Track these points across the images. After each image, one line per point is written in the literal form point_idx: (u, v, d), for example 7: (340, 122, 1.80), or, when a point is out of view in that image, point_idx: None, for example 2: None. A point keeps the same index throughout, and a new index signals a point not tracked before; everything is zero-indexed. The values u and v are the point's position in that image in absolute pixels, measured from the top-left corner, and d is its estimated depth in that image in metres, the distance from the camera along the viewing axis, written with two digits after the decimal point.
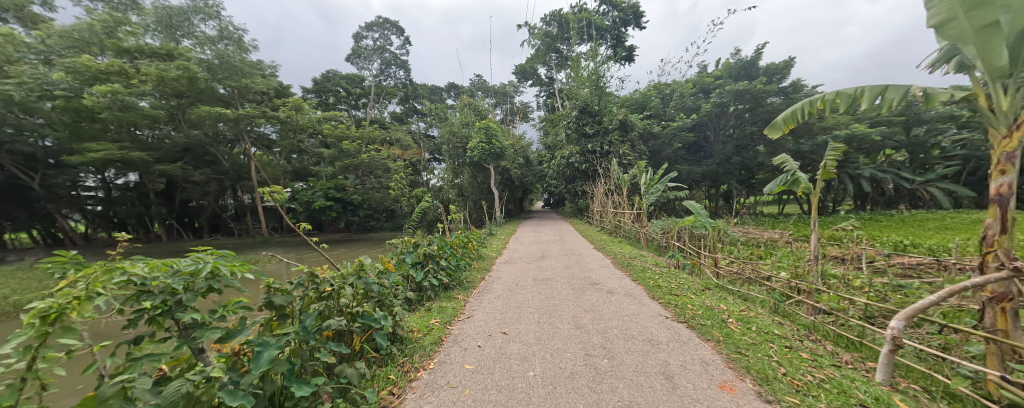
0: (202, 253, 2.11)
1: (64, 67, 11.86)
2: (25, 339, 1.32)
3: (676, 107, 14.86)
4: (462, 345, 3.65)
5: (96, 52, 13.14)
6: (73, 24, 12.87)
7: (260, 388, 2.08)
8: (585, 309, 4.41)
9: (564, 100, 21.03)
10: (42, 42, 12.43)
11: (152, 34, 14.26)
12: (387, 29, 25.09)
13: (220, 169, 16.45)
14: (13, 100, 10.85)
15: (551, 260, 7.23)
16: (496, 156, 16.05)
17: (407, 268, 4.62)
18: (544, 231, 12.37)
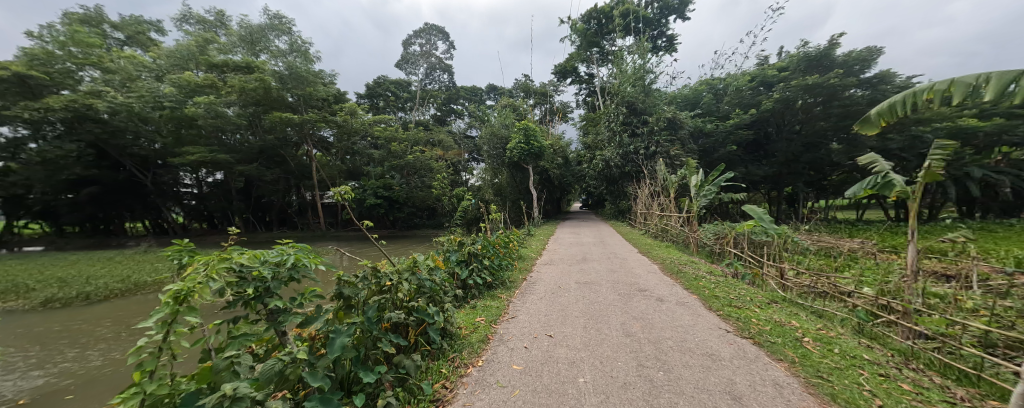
0: (285, 246, 2.36)
1: (172, 82, 14.39)
2: (162, 315, 1.57)
3: (729, 102, 13.60)
4: (509, 345, 3.68)
5: (193, 67, 15.84)
6: (177, 46, 15.68)
7: (333, 372, 2.28)
8: (634, 316, 4.21)
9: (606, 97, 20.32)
10: (155, 62, 15.49)
11: (237, 50, 16.76)
12: (433, 35, 26.29)
13: (289, 170, 18.32)
14: (134, 111, 13.31)
15: (592, 263, 7.03)
16: (535, 156, 15.99)
17: (452, 265, 4.76)
18: (582, 232, 12.06)
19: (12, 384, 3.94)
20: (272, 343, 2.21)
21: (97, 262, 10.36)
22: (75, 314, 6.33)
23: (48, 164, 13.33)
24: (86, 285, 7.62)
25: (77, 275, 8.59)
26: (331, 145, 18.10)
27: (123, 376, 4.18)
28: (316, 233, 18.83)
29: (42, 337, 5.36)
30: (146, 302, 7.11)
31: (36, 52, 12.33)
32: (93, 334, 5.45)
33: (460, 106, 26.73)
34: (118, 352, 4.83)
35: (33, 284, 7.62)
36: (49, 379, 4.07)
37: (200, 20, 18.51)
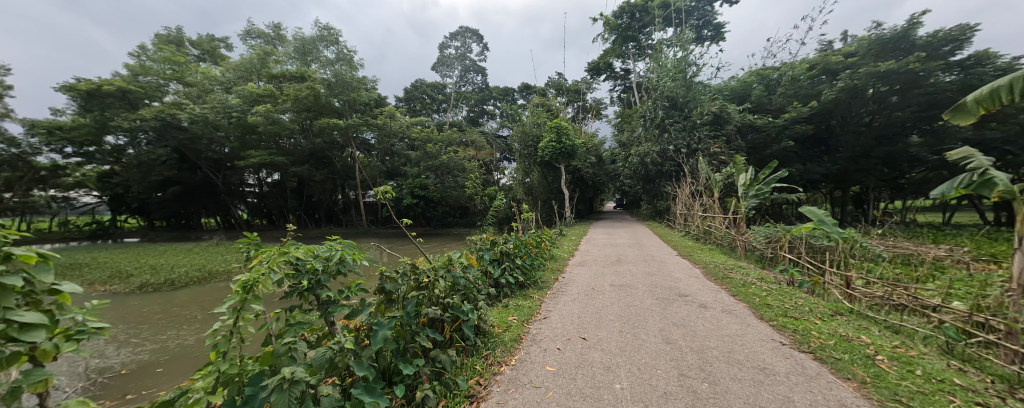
0: (333, 241, 2.48)
1: (239, 94, 16.11)
2: (232, 303, 1.70)
3: (783, 93, 12.49)
4: (541, 345, 3.62)
5: (254, 78, 17.64)
6: (243, 59, 17.45)
7: (376, 362, 2.36)
8: (675, 323, 3.98)
9: (642, 93, 19.56)
10: (224, 75, 17.45)
11: (291, 60, 18.09)
12: (468, 37, 26.70)
13: (334, 170, 19.43)
14: (210, 120, 15.23)
15: (628, 265, 6.77)
16: (568, 155, 15.72)
17: (485, 264, 4.77)
18: (616, 233, 11.72)
19: (120, 356, 4.54)
20: (322, 331, 2.33)
21: (177, 252, 11.73)
22: (164, 298, 7.14)
23: (143, 166, 15.94)
24: (170, 272, 8.57)
25: (161, 263, 9.78)
26: (372, 147, 18.95)
27: (204, 354, 4.67)
28: (357, 230, 19.83)
29: (141, 316, 6.10)
30: (219, 289, 7.83)
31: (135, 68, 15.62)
32: (178, 316, 6.13)
33: (493, 107, 26.95)
34: (200, 333, 5.40)
35: (126, 270, 8.77)
36: (146, 353, 4.64)
37: (262, 34, 20.26)
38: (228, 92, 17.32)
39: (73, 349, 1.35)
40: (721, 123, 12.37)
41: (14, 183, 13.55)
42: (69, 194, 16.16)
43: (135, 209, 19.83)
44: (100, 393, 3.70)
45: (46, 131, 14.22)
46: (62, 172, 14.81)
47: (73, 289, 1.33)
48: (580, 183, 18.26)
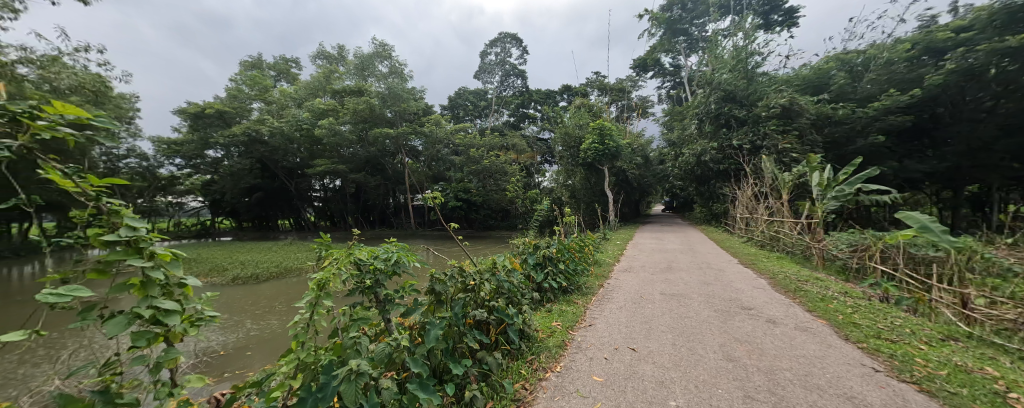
0: (389, 244, 2.58)
1: (311, 109, 18.01)
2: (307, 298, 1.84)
3: (871, 79, 10.79)
4: (587, 353, 3.46)
5: (321, 94, 19.73)
6: (313, 79, 19.63)
7: (428, 360, 2.41)
8: (738, 338, 3.60)
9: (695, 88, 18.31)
10: (297, 93, 19.57)
11: (350, 76, 19.76)
12: (509, 42, 26.90)
13: (387, 176, 20.58)
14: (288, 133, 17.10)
15: (681, 273, 6.29)
16: (612, 156, 15.13)
17: (529, 268, 4.71)
18: (667, 237, 11.05)
19: (221, 337, 5.30)
20: (380, 327, 2.44)
21: (259, 250, 13.20)
22: (252, 290, 8.07)
23: (234, 175, 18.41)
24: (255, 267, 9.67)
25: (247, 259, 11.07)
26: (419, 153, 19.69)
27: (283, 342, 5.18)
28: (407, 232, 20.81)
29: (233, 305, 6.96)
30: (294, 283, 8.67)
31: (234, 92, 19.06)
32: (261, 306, 6.88)
33: (533, 110, 26.84)
34: (280, 321, 6.06)
35: (221, 265, 10.07)
36: (239, 337, 5.29)
37: (327, 56, 22.42)
38: (299, 107, 19.38)
39: (194, 333, 1.56)
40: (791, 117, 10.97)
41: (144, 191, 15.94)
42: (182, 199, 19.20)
43: (225, 211, 22.75)
44: (203, 370, 4.26)
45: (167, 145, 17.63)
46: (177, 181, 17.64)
47: (197, 284, 1.52)
48: (626, 185, 17.49)
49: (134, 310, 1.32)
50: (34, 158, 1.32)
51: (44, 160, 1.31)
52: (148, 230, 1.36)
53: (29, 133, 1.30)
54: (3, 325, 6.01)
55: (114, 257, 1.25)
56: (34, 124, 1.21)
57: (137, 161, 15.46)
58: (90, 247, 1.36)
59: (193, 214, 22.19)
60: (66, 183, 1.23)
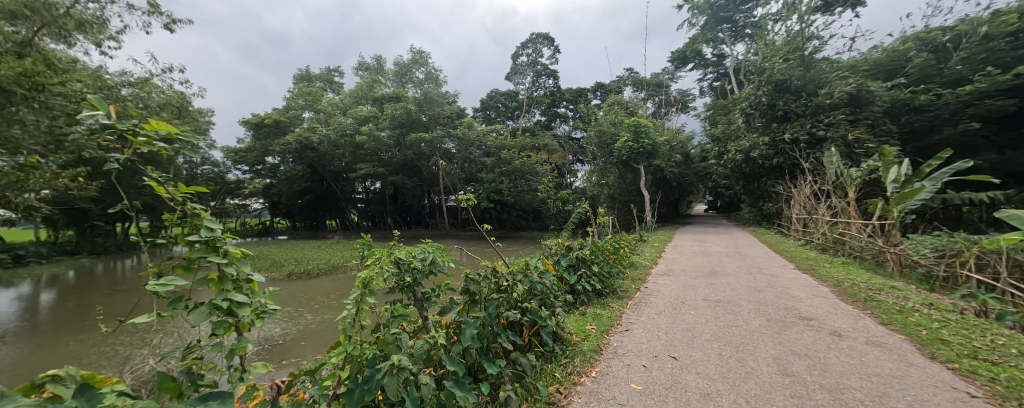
0: (425, 245, 2.62)
1: (354, 116, 19.08)
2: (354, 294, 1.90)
3: (961, 58, 9.18)
4: (624, 360, 3.28)
5: (363, 101, 20.89)
6: (357, 88, 21.04)
7: (463, 358, 2.40)
8: (795, 350, 3.26)
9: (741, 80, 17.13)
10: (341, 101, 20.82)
11: (392, 83, 21.53)
12: (540, 43, 26.66)
13: (422, 178, 21.17)
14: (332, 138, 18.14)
15: (727, 278, 5.84)
16: (648, 154, 14.53)
17: (561, 270, 4.60)
18: (710, 239, 10.40)
19: (282, 326, 5.77)
20: (418, 325, 2.47)
21: (309, 248, 14.13)
22: (303, 285, 8.63)
23: (287, 179, 19.92)
24: (307, 264, 10.36)
25: (299, 256, 11.88)
26: (453, 155, 20.01)
27: (333, 333, 5.50)
28: (441, 232, 21.32)
29: (289, 299, 7.50)
30: (339, 280, 9.14)
31: (289, 104, 20.79)
32: (312, 300, 7.35)
33: (565, 110, 26.41)
34: (330, 314, 6.42)
35: (278, 261, 10.91)
36: (294, 328, 5.69)
37: (368, 66, 24.03)
38: (343, 113, 20.62)
39: (261, 325, 1.65)
40: (860, 104, 10.20)
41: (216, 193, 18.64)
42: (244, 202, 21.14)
43: (280, 212, 24.68)
44: (265, 357, 4.64)
45: (237, 154, 19.93)
46: (240, 185, 19.44)
47: (261, 279, 1.61)
48: (664, 184, 16.71)
49: (213, 302, 1.42)
50: (136, 170, 1.51)
51: (143, 170, 1.49)
52: (223, 230, 1.48)
53: (132, 148, 1.49)
54: (111, 310, 6.90)
55: (197, 254, 1.37)
56: (137, 140, 1.39)
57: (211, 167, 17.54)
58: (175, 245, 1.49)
59: (255, 215, 24.37)
60: (160, 189, 1.38)
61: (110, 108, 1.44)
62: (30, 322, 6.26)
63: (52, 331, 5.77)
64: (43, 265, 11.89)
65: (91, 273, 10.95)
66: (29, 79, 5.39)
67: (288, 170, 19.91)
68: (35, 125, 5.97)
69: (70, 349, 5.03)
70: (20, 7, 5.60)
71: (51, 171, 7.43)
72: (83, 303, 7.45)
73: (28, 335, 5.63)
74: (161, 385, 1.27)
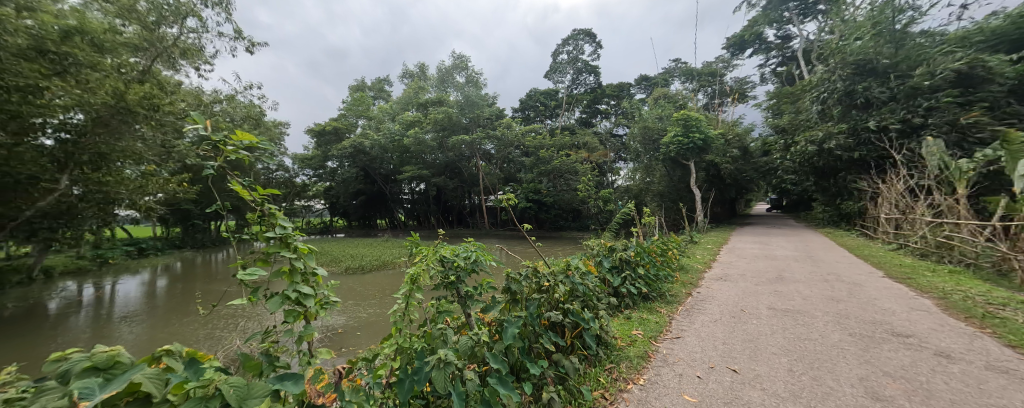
0: (466, 245, 2.62)
1: (405, 122, 20.23)
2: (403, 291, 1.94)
3: None
4: (675, 368, 3.03)
5: (410, 106, 21.95)
6: (404, 94, 22.16)
7: (506, 357, 2.34)
8: (886, 371, 2.79)
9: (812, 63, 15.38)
10: (390, 108, 22.02)
11: (439, 89, 22.33)
12: (580, 39, 26.12)
13: (463, 179, 21.67)
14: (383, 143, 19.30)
15: (797, 285, 5.24)
16: (699, 150, 13.62)
17: (604, 272, 4.41)
18: (774, 241, 9.45)
19: (342, 316, 6.20)
20: (461, 322, 2.47)
21: (362, 245, 15.08)
22: (358, 279, 9.19)
23: (343, 182, 21.46)
24: (361, 260, 11.05)
25: (354, 253, 12.71)
26: (492, 155, 20.26)
27: (384, 324, 5.82)
28: (482, 231, 21.72)
29: (347, 292, 8.03)
30: (389, 275, 9.61)
31: (344, 112, 22.42)
32: (365, 294, 7.83)
33: (607, 106, 25.59)
34: (383, 307, 6.78)
35: (336, 257, 11.76)
36: (351, 319, 6.08)
37: (412, 74, 25.15)
38: (391, 119, 21.80)
39: (325, 315, 1.72)
40: (975, 83, 8.66)
41: (290, 196, 20.69)
42: (307, 203, 23.21)
43: (337, 212, 26.68)
44: (327, 345, 5.00)
45: (301, 159, 21.88)
46: (304, 188, 21.34)
47: (323, 272, 1.68)
48: (718, 181, 15.52)
49: (285, 291, 1.51)
50: (226, 174, 1.70)
51: (231, 175, 1.67)
52: (293, 228, 1.58)
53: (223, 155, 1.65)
54: (209, 296, 7.89)
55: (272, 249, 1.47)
56: (226, 149, 1.55)
57: (279, 171, 19.38)
58: (253, 241, 1.62)
59: (317, 215, 26.65)
60: (244, 192, 1.51)
61: (205, 122, 1.62)
62: (149, 303, 7.37)
63: (166, 312, 6.70)
64: (157, 256, 13.98)
65: (191, 264, 12.65)
66: (148, 102, 6.58)
67: (344, 174, 21.46)
68: (152, 140, 7.28)
69: (183, 331, 5.68)
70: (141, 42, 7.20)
71: (163, 176, 8.77)
72: (188, 289, 8.61)
73: (149, 315, 6.58)
74: (244, 363, 1.37)
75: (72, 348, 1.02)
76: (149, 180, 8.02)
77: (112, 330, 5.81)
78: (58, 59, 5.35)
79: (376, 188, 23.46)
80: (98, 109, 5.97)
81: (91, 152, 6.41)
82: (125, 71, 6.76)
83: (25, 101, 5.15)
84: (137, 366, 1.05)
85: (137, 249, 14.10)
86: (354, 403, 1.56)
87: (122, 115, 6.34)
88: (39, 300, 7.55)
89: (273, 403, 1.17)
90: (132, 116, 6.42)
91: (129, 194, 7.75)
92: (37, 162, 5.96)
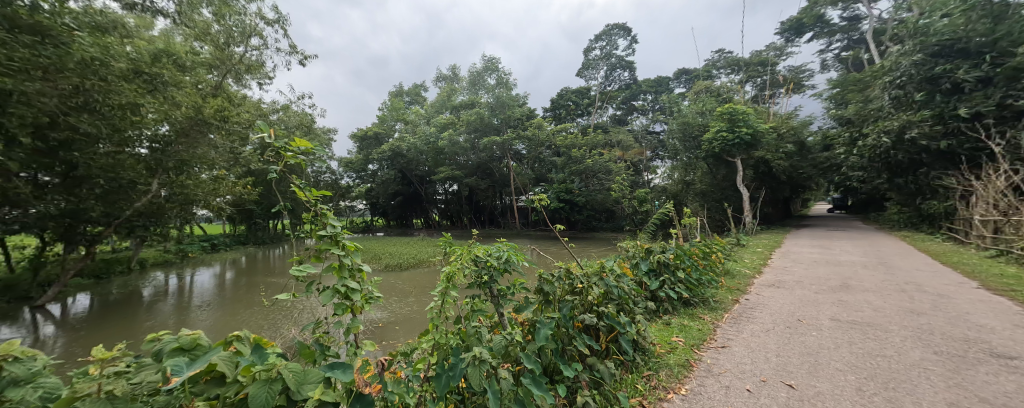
0: (498, 245, 2.63)
1: (441, 124, 20.87)
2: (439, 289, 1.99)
3: None
4: (720, 379, 2.82)
5: (446, 108, 22.59)
6: (439, 97, 22.84)
7: (538, 358, 2.33)
8: (983, 397, 2.40)
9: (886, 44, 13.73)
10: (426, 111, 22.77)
11: (471, 91, 22.76)
12: (614, 34, 25.38)
13: (494, 179, 21.93)
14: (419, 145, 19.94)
15: (868, 295, 4.69)
16: (747, 146, 12.71)
17: (640, 274, 4.24)
18: (836, 245, 8.60)
19: (383, 311, 6.50)
20: (495, 321, 2.47)
21: (401, 244, 15.71)
22: (397, 276, 9.58)
23: (383, 183, 22.51)
24: (399, 258, 11.52)
25: (393, 251, 13.27)
26: (523, 156, 20.32)
27: (421, 320, 6.02)
28: (513, 231, 21.83)
29: (387, 288, 8.40)
30: (425, 273, 9.93)
31: (383, 117, 23.54)
32: (404, 291, 8.14)
33: (643, 102, 25.33)
34: (420, 303, 7.03)
35: (376, 255, 12.36)
36: (391, 314, 6.37)
37: (446, 77, 25.87)
38: (428, 122, 22.58)
39: (370, 308, 1.79)
40: None
41: (334, 196, 21.98)
42: (350, 204, 24.64)
43: (377, 212, 28.01)
44: (369, 337, 5.27)
45: (344, 162, 23.29)
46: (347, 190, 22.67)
47: (366, 268, 1.75)
48: (770, 179, 14.37)
49: (334, 286, 1.60)
50: (286, 178, 1.84)
51: (290, 178, 1.81)
52: (340, 227, 1.67)
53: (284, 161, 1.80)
54: (269, 288, 8.63)
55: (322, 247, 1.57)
56: (286, 154, 1.68)
57: (326, 174, 20.76)
58: (305, 239, 1.73)
59: (359, 215, 28.22)
60: (300, 193, 1.63)
61: (267, 130, 1.77)
62: (220, 293, 8.22)
63: (234, 302, 7.41)
64: (227, 251, 15.58)
65: (254, 259, 13.92)
66: (220, 114, 7.66)
67: (383, 176, 22.51)
68: (222, 148, 8.21)
69: (245, 320, 6.23)
70: (215, 61, 8.25)
71: (231, 180, 9.61)
72: (250, 282, 9.47)
73: (221, 304, 7.30)
74: (299, 351, 1.47)
75: (163, 331, 1.14)
76: (219, 183, 8.93)
77: (191, 316, 6.53)
78: (151, 79, 6.27)
79: (413, 188, 24.38)
80: (180, 121, 7.04)
81: (175, 159, 7.34)
82: (202, 87, 7.87)
83: (127, 117, 5.96)
84: (214, 349, 1.16)
85: (211, 244, 15.74)
86: (396, 394, 1.61)
87: (199, 127, 7.47)
88: (135, 288, 8.65)
89: (327, 390, 1.21)
90: (207, 127, 7.56)
91: (204, 196, 8.64)
92: (138, 169, 6.84)
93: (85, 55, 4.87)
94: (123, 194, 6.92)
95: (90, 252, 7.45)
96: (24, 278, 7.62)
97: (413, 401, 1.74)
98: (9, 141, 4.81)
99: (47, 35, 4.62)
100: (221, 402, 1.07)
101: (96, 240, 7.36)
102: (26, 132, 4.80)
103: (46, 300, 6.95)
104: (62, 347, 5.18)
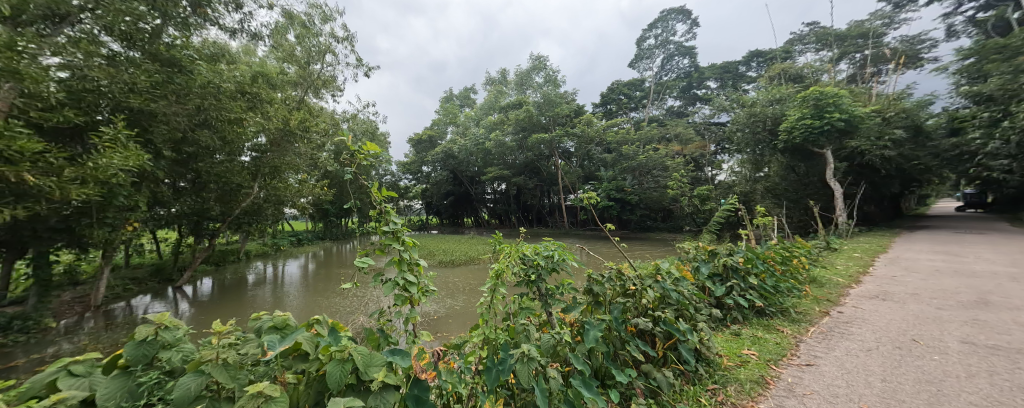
0: (546, 244, 2.60)
1: (492, 124, 21.41)
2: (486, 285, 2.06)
3: None
4: (805, 400, 2.45)
5: (495, 109, 23.10)
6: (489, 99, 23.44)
7: (588, 360, 2.24)
8: None
9: None
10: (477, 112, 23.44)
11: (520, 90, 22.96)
12: (672, 19, 23.71)
13: (542, 178, 21.82)
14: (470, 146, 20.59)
15: (1019, 315, 3.76)
16: (838, 134, 11.03)
17: (702, 279, 3.86)
18: (963, 252, 7.09)
19: (437, 305, 6.79)
20: (544, 319, 2.43)
21: (454, 241, 16.37)
22: (452, 271, 10.03)
23: (437, 183, 23.69)
24: (452, 255, 12.01)
25: (447, 248, 13.88)
26: (572, 153, 19.96)
27: (472, 314, 6.21)
28: (561, 230, 21.55)
29: (444, 282, 8.82)
30: (476, 269, 10.25)
31: (436, 121, 24.79)
32: (457, 286, 8.48)
33: (705, 90, 23.31)
34: (469, 299, 7.23)
35: (432, 251, 13.02)
36: (444, 308, 6.63)
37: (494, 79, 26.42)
38: (479, 123, 23.26)
39: (426, 301, 1.86)
40: None
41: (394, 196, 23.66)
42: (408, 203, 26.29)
43: (433, 210, 29.47)
44: (426, 327, 5.58)
45: (401, 164, 24.96)
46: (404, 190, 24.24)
47: (422, 262, 1.81)
48: (869, 172, 12.29)
49: (394, 279, 1.70)
50: (356, 179, 2.00)
51: (359, 179, 1.96)
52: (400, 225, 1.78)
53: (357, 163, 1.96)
54: (341, 279, 9.58)
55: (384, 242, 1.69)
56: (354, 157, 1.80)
57: (386, 175, 22.51)
58: (372, 235, 1.87)
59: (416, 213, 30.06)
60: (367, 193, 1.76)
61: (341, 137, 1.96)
62: (304, 282, 9.36)
63: (314, 290, 8.34)
64: (307, 245, 17.64)
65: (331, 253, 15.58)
66: (303, 124, 8.55)
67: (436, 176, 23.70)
68: (305, 154, 9.11)
69: (321, 306, 6.97)
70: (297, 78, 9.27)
71: (312, 183, 10.77)
72: (327, 273, 10.61)
73: (304, 292, 8.26)
74: (366, 336, 1.57)
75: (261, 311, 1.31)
76: (303, 186, 9.90)
77: (280, 300, 7.47)
78: (253, 97, 7.40)
79: (464, 188, 25.29)
80: (274, 131, 8.02)
81: (270, 165, 8.29)
82: (289, 102, 8.88)
83: (233, 129, 6.97)
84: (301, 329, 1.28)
85: (297, 239, 18.00)
86: (449, 382, 1.65)
87: (288, 136, 8.38)
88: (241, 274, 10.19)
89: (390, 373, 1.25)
90: (293, 136, 8.46)
91: (291, 197, 9.69)
92: (242, 174, 7.93)
93: (205, 79, 5.97)
94: (233, 195, 8.13)
95: (211, 244, 8.86)
96: (166, 264, 9.38)
97: (465, 392, 1.77)
98: (156, 153, 5.93)
99: (178, 66, 5.67)
100: (308, 376, 1.18)
101: (215, 235, 8.68)
102: (166, 146, 5.93)
103: (183, 282, 8.50)
104: (187, 320, 6.26)
